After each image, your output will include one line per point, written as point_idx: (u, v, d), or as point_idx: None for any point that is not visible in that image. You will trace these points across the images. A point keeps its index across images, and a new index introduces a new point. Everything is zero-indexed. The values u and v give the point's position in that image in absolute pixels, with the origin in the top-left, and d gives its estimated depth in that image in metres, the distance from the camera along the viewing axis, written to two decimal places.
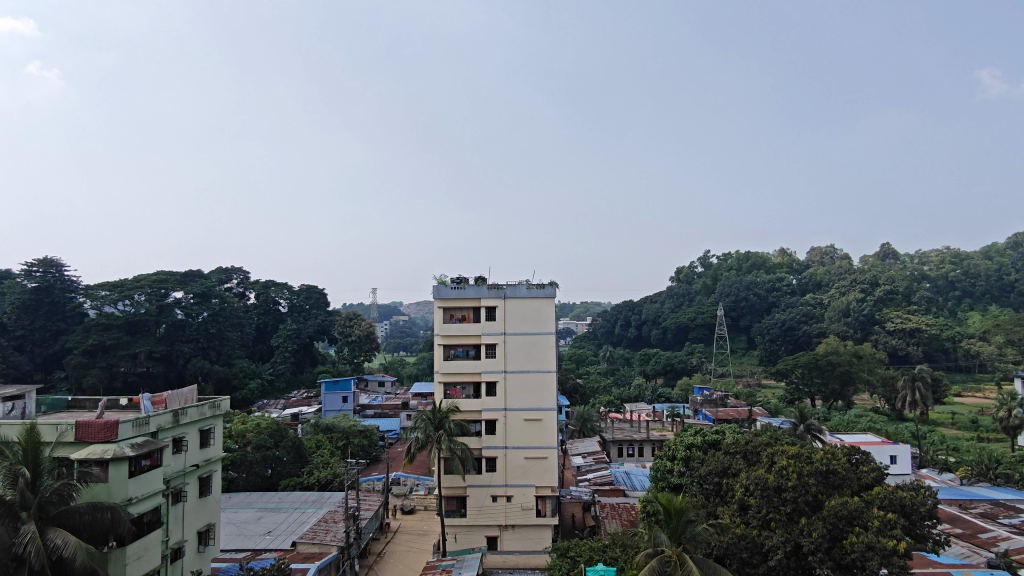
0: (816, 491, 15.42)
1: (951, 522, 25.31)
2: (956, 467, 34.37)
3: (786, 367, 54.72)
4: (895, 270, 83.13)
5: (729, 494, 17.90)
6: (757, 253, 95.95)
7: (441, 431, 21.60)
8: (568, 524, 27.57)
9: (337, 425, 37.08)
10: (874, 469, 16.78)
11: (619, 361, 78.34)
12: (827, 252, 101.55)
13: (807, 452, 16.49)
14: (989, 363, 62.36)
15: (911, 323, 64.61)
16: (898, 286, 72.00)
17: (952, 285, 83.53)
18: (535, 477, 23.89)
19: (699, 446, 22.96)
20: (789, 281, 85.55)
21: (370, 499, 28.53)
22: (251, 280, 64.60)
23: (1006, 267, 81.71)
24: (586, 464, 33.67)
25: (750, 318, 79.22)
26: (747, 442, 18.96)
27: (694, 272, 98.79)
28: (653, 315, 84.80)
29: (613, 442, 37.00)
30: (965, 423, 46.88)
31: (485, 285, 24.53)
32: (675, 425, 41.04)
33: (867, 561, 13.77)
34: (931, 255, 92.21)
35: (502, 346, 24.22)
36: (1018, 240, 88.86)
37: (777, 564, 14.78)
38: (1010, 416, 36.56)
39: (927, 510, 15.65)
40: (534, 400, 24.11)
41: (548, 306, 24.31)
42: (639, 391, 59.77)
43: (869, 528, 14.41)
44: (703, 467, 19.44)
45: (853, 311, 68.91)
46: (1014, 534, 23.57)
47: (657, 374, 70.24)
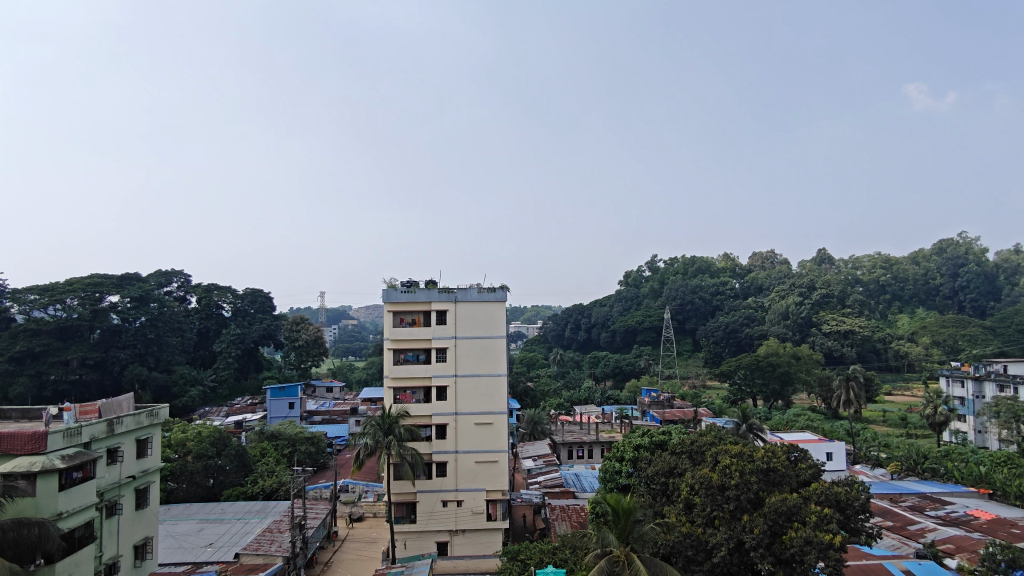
0: (757, 489, 15.94)
1: (882, 515, 26.58)
2: (886, 462, 36.09)
3: (730, 368, 56.40)
4: (831, 275, 86.62)
5: (675, 493, 18.27)
6: (703, 258, 98.48)
7: (391, 437, 21.32)
8: (518, 527, 27.68)
9: (283, 432, 36.18)
10: (811, 466, 17.40)
11: (569, 364, 79.13)
12: (768, 257, 105.04)
13: (749, 451, 17.02)
14: (916, 363, 65.77)
15: (845, 325, 67.49)
16: (834, 290, 75.05)
17: (882, 288, 87.55)
18: (486, 482, 23.87)
19: (646, 447, 23.43)
20: (733, 285, 88.17)
21: (317, 507, 27.97)
22: (192, 284, 62.45)
23: (932, 272, 86.15)
24: (537, 466, 33.88)
25: (696, 321, 81.24)
26: (692, 442, 19.40)
27: (642, 276, 100.65)
28: (602, 318, 86.02)
29: (563, 444, 37.31)
30: (895, 421, 49.25)
31: (435, 289, 24.37)
32: (624, 427, 41.73)
33: (805, 555, 14.29)
34: (864, 260, 96.42)
35: (453, 349, 24.13)
36: (942, 245, 93.86)
37: (721, 560, 15.17)
38: (936, 412, 38.57)
39: (861, 504, 16.32)
40: (485, 404, 24.09)
41: (499, 310, 24.36)
42: (588, 393, 60.49)
43: (807, 523, 14.97)
44: (651, 467, 19.78)
45: (791, 314, 71.58)
46: (940, 526, 24.90)
47: (606, 376, 71.33)
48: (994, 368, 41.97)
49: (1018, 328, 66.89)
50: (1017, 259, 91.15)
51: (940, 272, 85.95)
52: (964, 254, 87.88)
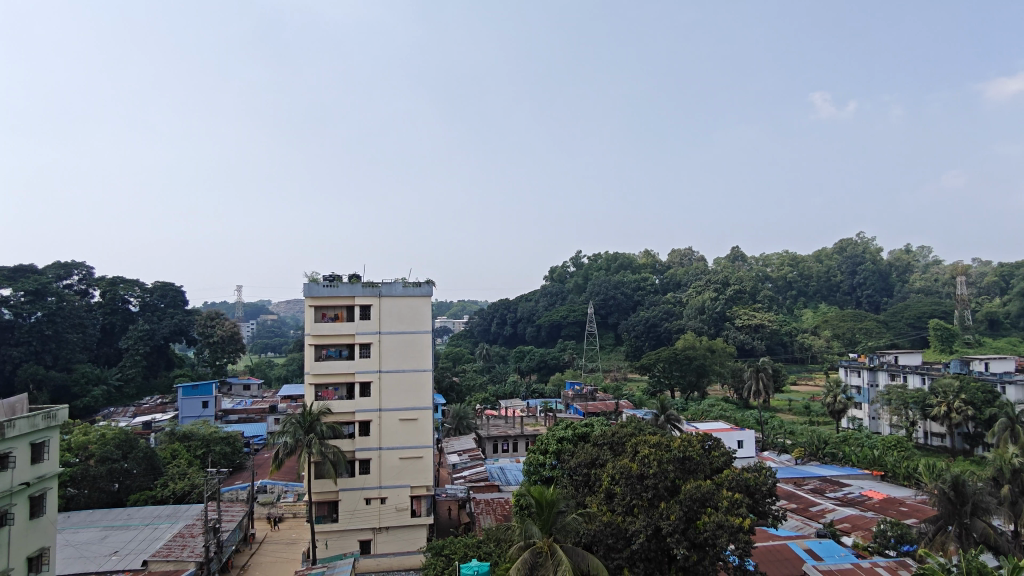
0: (674, 477, 16.61)
1: (787, 498, 28.28)
2: (791, 447, 38.36)
3: (649, 361, 58.29)
4: (743, 272, 90.79)
5: (596, 484, 18.72)
6: (625, 254, 101.02)
7: (312, 435, 20.76)
8: (443, 522, 27.58)
9: (196, 432, 34.49)
10: (723, 453, 18.22)
11: (494, 358, 79.40)
12: (686, 254, 109.02)
13: (666, 441, 17.70)
14: (819, 355, 70.14)
15: (756, 320, 71.02)
16: (746, 286, 78.73)
17: (789, 284, 92.65)
18: (411, 478, 23.68)
19: (569, 439, 23.87)
20: (653, 280, 91.00)
21: (233, 509, 26.88)
22: (95, 277, 58.47)
23: (833, 269, 92.04)
24: (462, 461, 33.86)
25: (618, 315, 83.31)
26: (613, 434, 19.94)
27: (567, 272, 102.18)
28: (528, 313, 86.73)
29: (488, 438, 37.49)
30: (799, 409, 52.45)
31: (359, 283, 23.87)
32: (548, 420, 42.39)
33: (717, 539, 14.98)
34: (773, 257, 101.67)
35: (377, 345, 23.74)
36: (842, 245, 100.37)
37: (639, 547, 15.68)
38: (835, 400, 41.27)
39: (769, 489, 17.24)
40: (409, 399, 23.86)
41: (424, 304, 24.17)
42: (514, 387, 60.97)
43: (719, 508, 15.68)
44: (574, 459, 20.20)
45: (707, 309, 74.60)
46: (838, 506, 26.74)
47: (531, 370, 72.15)
48: (887, 359, 45.44)
49: (907, 322, 72.62)
50: (906, 258, 98.75)
51: (841, 270, 92.01)
52: (861, 253, 94.45)
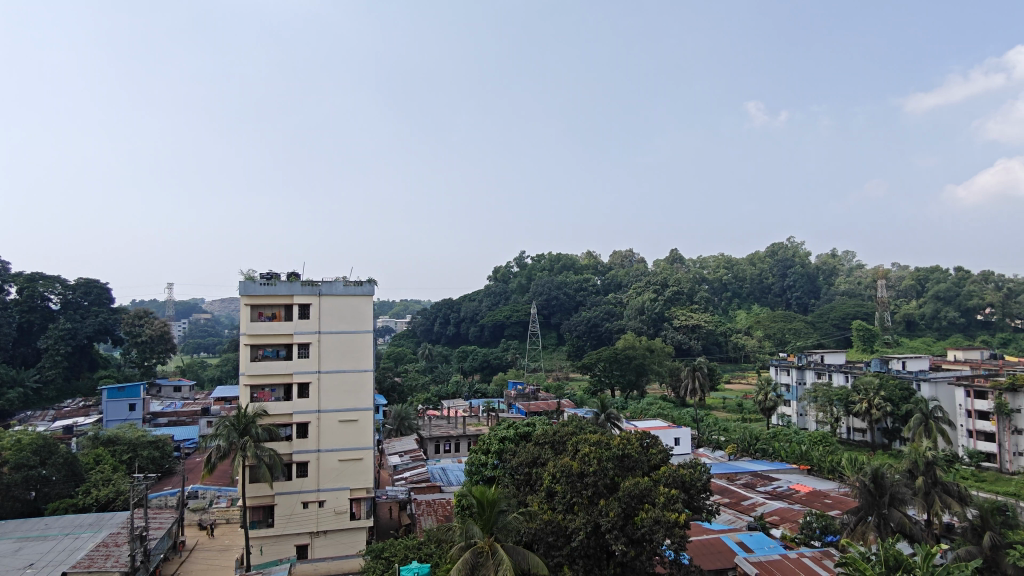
0: (613, 474, 16.94)
1: (720, 492, 29.26)
2: (724, 444, 39.69)
3: (590, 361, 59.14)
4: (681, 273, 93.26)
5: (537, 483, 18.87)
6: (568, 255, 102.13)
7: (247, 438, 20.12)
8: (384, 524, 27.23)
9: (122, 436, 32.93)
10: (661, 450, 18.66)
11: (437, 358, 78.84)
12: (627, 256, 111.15)
13: (606, 439, 18.01)
14: (751, 355, 72.81)
15: (693, 321, 73.10)
16: (683, 287, 80.95)
17: (724, 287, 95.76)
18: (350, 480, 23.26)
19: (511, 439, 23.96)
20: (594, 281, 92.43)
21: (161, 516, 25.76)
22: (11, 273, 54.91)
23: (765, 272, 95.70)
24: (403, 462, 33.49)
25: (560, 315, 84.27)
26: (554, 433, 20.16)
27: (510, 272, 102.55)
28: (471, 313, 86.58)
29: (430, 439, 37.25)
30: (732, 406, 54.34)
31: (297, 281, 23.28)
32: (490, 420, 42.46)
33: (654, 534, 15.34)
34: (709, 260, 104.95)
35: (317, 345, 23.21)
36: (774, 248, 104.47)
37: (578, 544, 15.86)
38: (766, 398, 42.93)
39: (703, 484, 17.74)
40: (349, 400, 23.47)
41: (366, 304, 23.85)
42: (456, 387, 60.73)
43: (656, 504, 16.06)
44: (515, 459, 20.33)
45: (647, 310, 76.26)
46: (768, 500, 27.87)
47: (474, 370, 72.09)
48: (813, 358, 47.59)
49: (833, 323, 76.38)
50: (832, 262, 103.74)
51: (772, 272, 95.80)
52: (791, 256, 98.65)
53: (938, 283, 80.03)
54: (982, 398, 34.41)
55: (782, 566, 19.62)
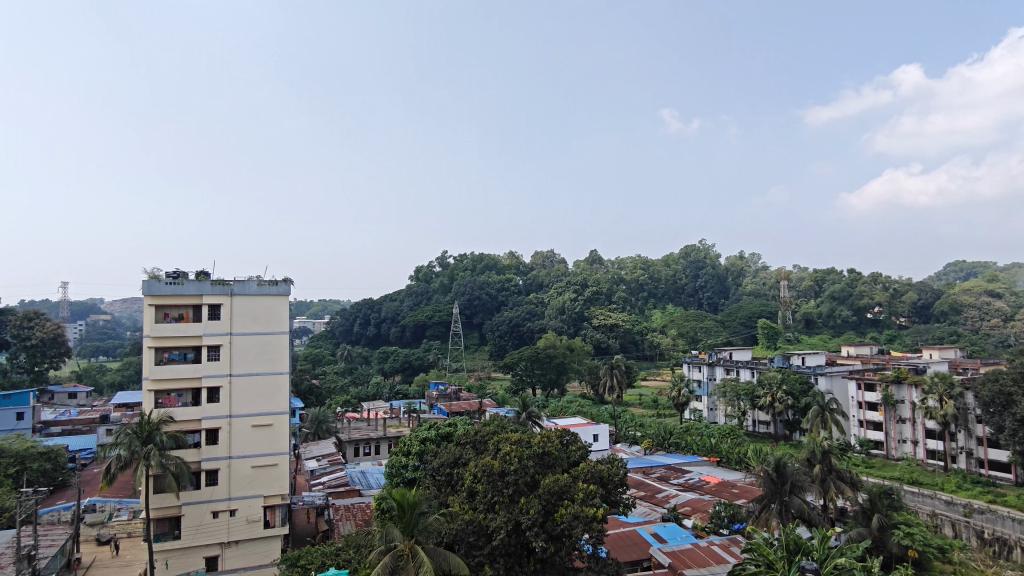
0: (533, 472, 17.12)
1: (636, 486, 30.20)
2: (641, 439, 41.02)
3: (512, 360, 59.54)
4: (600, 273, 95.54)
5: (459, 483, 18.83)
6: (490, 255, 102.44)
7: (151, 446, 19.01)
8: (300, 531, 26.43)
9: (8, 449, 30.33)
10: (580, 447, 19.06)
11: (357, 360, 77.25)
12: (548, 256, 112.69)
13: (527, 437, 18.22)
14: (666, 353, 75.58)
15: (611, 320, 74.98)
16: (602, 288, 82.97)
17: (641, 287, 98.82)
18: (264, 487, 22.44)
19: (433, 440, 23.81)
20: (516, 281, 93.22)
21: (53, 533, 23.91)
22: None
23: (679, 273, 99.52)
24: (320, 467, 32.61)
25: (483, 315, 84.53)
26: (476, 433, 20.23)
27: (432, 272, 101.74)
28: (392, 313, 85.33)
29: (349, 442, 36.42)
30: (648, 403, 56.20)
31: (206, 281, 22.22)
32: (411, 421, 42.04)
33: (573, 530, 15.66)
34: (627, 260, 108.06)
35: (228, 347, 22.22)
36: (687, 250, 108.72)
37: (499, 543, 15.93)
38: (679, 394, 44.67)
39: (620, 478, 18.18)
40: (263, 404, 22.61)
41: (281, 304, 23.13)
42: (377, 390, 59.65)
43: (575, 499, 16.36)
44: (437, 459, 20.20)
45: (567, 310, 77.63)
46: (680, 492, 29.04)
47: (395, 371, 71.03)
48: (723, 355, 49.96)
49: (740, 322, 80.39)
50: (740, 263, 109.29)
51: (685, 273, 99.77)
52: (702, 257, 102.93)
53: (834, 283, 85.82)
54: (871, 390, 37.11)
55: (692, 555, 20.49)
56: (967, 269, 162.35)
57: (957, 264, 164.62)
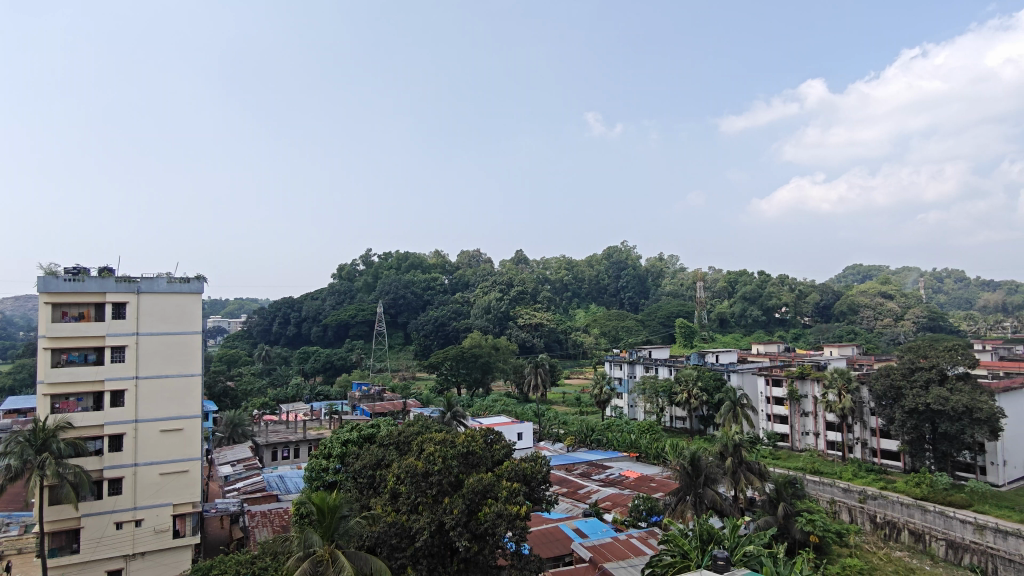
0: (457, 472, 17.08)
1: (559, 483, 30.73)
2: (564, 436, 41.74)
3: (437, 360, 59.17)
4: (526, 273, 96.42)
5: (381, 485, 18.53)
6: (415, 253, 101.40)
7: (46, 455, 17.67)
8: (213, 539, 25.26)
9: None
10: (504, 446, 19.18)
11: (275, 360, 74.64)
12: (474, 255, 112.79)
13: (451, 437, 18.14)
14: (589, 351, 77.29)
15: (536, 320, 75.87)
16: (527, 288, 83.78)
17: (565, 286, 100.35)
18: (173, 495, 21.33)
19: (355, 442, 23.35)
20: (442, 281, 92.72)
21: None
22: None
23: (602, 273, 101.97)
24: (235, 472, 31.31)
25: (407, 314, 83.57)
26: (399, 433, 19.99)
27: (356, 270, 99.71)
28: (313, 312, 82.97)
29: (266, 446, 35.14)
30: (572, 400, 57.26)
31: (111, 277, 20.90)
32: (333, 422, 41.12)
33: (497, 528, 15.74)
34: (551, 261, 109.61)
35: (134, 348, 20.98)
36: (610, 250, 111.41)
37: (422, 544, 15.77)
38: (601, 392, 45.80)
39: (543, 476, 18.41)
40: (173, 408, 21.50)
41: (193, 302, 22.09)
42: (296, 390, 57.89)
43: (499, 498, 16.45)
44: (358, 462, 19.80)
45: (493, 309, 77.89)
46: (601, 487, 29.76)
47: (315, 372, 69.09)
48: (642, 353, 51.56)
49: (659, 321, 83.23)
50: (659, 264, 113.13)
51: (608, 274, 102.28)
52: (624, 258, 105.79)
53: (746, 284, 90.30)
54: (778, 386, 39.25)
55: (613, 549, 21.03)
56: (863, 272, 174.95)
57: (856, 267, 176.83)
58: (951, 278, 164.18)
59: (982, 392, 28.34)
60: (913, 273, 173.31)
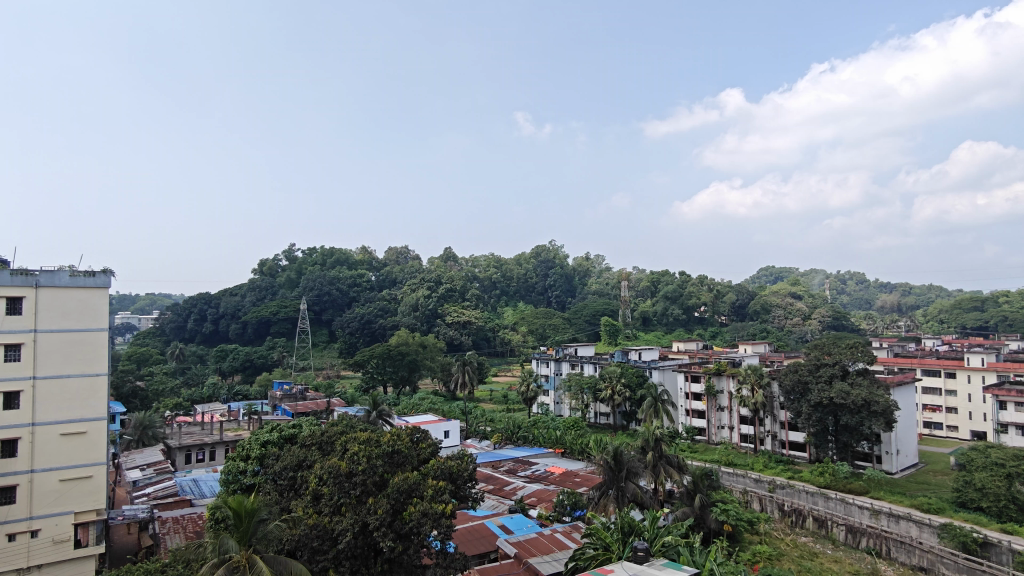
0: (382, 471, 16.84)
1: (485, 480, 30.84)
2: (490, 434, 41.86)
3: (363, 358, 58.03)
4: (455, 271, 96.06)
5: (302, 486, 18.02)
6: (341, 249, 99.09)
7: None
8: (119, 547, 23.75)
9: None
10: (430, 444, 19.08)
11: (190, 360, 71.17)
12: (402, 252, 111.38)
13: (376, 437, 17.85)
14: (516, 349, 78.04)
15: (465, 317, 75.63)
16: (456, 285, 83.46)
17: (494, 285, 100.17)
18: (74, 502, 20.00)
19: (275, 443, 22.65)
20: (369, 277, 91.09)
21: None
22: None
23: (530, 272, 102.96)
24: (144, 477, 29.68)
25: (332, 312, 81.68)
26: (322, 433, 19.50)
27: (278, 265, 96.43)
28: (232, 308, 79.66)
29: (179, 449, 33.55)
30: (499, 398, 57.59)
31: (5, 270, 19.35)
32: (252, 423, 39.68)
33: (421, 527, 15.64)
34: (480, 259, 109.64)
35: (31, 346, 19.50)
36: (538, 249, 112.52)
37: (345, 546, 15.43)
38: (528, 389, 46.25)
39: (469, 473, 18.40)
40: (75, 410, 20.15)
41: (99, 298, 20.76)
42: (212, 390, 55.44)
43: (424, 497, 16.37)
44: (278, 463, 19.18)
45: (420, 306, 77.13)
46: (526, 483, 30.10)
47: (234, 371, 66.34)
48: (568, 351, 52.43)
49: (585, 319, 84.86)
50: (586, 263, 115.28)
51: (536, 272, 103.28)
52: (552, 257, 107.17)
53: (668, 284, 93.36)
54: (696, 382, 40.79)
55: (537, 544, 21.30)
56: (775, 273, 184.53)
57: (768, 269, 186.41)
58: (853, 280, 175.73)
59: (879, 386, 30.48)
60: (819, 275, 184.45)
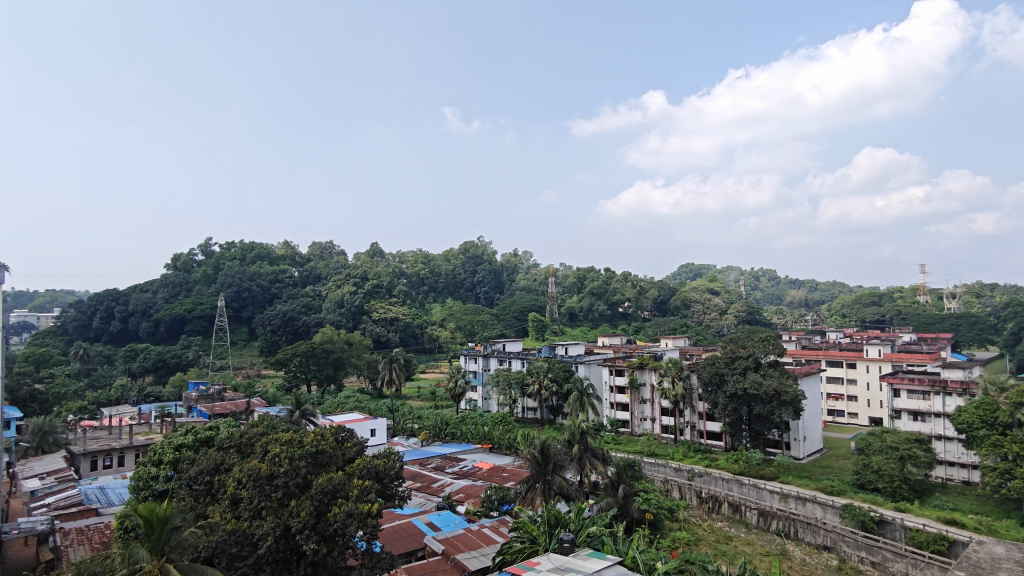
0: (305, 472, 16.42)
1: (412, 478, 30.56)
2: (418, 431, 41.48)
3: (286, 356, 56.23)
4: (381, 267, 94.55)
5: (220, 491, 17.31)
6: (262, 244, 95.58)
7: None
8: (14, 562, 22.04)
9: None
10: (356, 443, 18.72)
11: (96, 360, 66.90)
12: (326, 247, 108.61)
13: (298, 437, 17.37)
14: (444, 345, 77.87)
15: (392, 313, 74.66)
16: (383, 281, 82.19)
17: (422, 281, 99.12)
18: None
19: (189, 446, 21.62)
20: (291, 273, 88.36)
21: None
22: None
23: (458, 268, 102.67)
24: (44, 486, 27.67)
25: (252, 309, 78.72)
26: (241, 435, 18.79)
27: (193, 260, 91.98)
28: (143, 305, 75.43)
29: (84, 455, 31.45)
30: (426, 394, 57.22)
31: None
32: (165, 426, 37.70)
33: (346, 528, 15.35)
34: (407, 255, 108.34)
35: None
36: (466, 245, 112.31)
37: (266, 551, 14.93)
38: (456, 385, 46.11)
39: (396, 472, 18.17)
40: None
41: None
42: (121, 392, 52.32)
43: (349, 497, 16.06)
44: (194, 467, 18.36)
45: (346, 303, 75.48)
46: (454, 480, 30.05)
47: (145, 371, 62.88)
48: (496, 346, 52.65)
49: (513, 314, 85.41)
50: (514, 259, 116.09)
51: (464, 268, 103.06)
52: (480, 253, 107.27)
53: (593, 280, 95.35)
54: (620, 375, 41.84)
55: (465, 540, 21.35)
56: (695, 270, 191.67)
57: (689, 265, 193.40)
58: (765, 277, 185.32)
59: (788, 377, 32.26)
60: (735, 272, 193.31)
